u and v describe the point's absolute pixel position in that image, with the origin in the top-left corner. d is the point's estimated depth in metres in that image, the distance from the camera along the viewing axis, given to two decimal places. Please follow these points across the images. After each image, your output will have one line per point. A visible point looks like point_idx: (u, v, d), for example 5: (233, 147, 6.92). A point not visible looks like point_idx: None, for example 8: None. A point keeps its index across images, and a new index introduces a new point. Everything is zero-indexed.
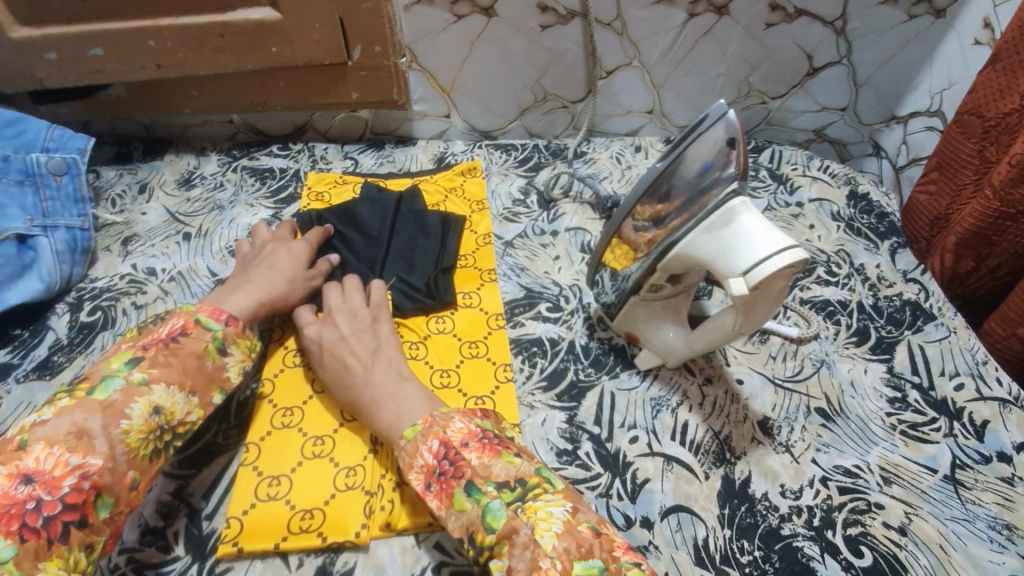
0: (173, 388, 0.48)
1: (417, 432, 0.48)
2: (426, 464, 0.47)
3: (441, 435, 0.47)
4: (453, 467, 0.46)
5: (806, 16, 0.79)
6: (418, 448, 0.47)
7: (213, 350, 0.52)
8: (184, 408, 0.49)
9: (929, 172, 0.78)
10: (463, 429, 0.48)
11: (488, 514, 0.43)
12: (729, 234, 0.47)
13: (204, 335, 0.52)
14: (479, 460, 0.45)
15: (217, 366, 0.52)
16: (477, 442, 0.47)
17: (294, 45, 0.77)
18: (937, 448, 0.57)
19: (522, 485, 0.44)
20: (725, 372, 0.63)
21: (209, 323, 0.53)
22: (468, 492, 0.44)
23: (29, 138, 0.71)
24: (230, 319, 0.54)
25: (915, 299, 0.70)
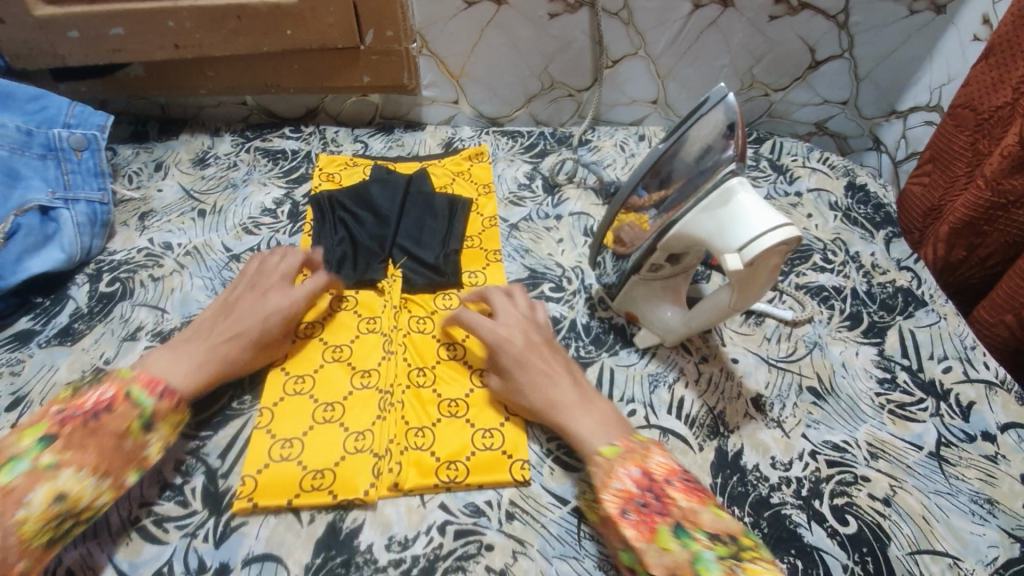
0: (84, 471, 0.46)
1: (617, 452, 0.49)
2: (625, 490, 0.47)
3: (643, 464, 0.48)
4: (658, 501, 0.46)
5: (809, 10, 0.81)
6: (615, 470, 0.48)
7: (137, 429, 0.49)
8: (92, 494, 0.46)
9: (923, 165, 0.80)
10: (665, 465, 0.49)
11: (698, 563, 0.42)
12: (726, 213, 0.49)
13: (130, 412, 0.49)
14: (688, 504, 0.46)
15: (137, 445, 0.49)
16: (680, 482, 0.48)
17: (308, 28, 0.79)
18: (923, 426, 0.59)
19: (736, 543, 0.44)
20: (721, 351, 0.65)
21: (140, 397, 0.50)
22: (677, 533, 0.44)
23: (51, 113, 0.73)
24: (165, 392, 0.51)
25: (907, 286, 0.72)
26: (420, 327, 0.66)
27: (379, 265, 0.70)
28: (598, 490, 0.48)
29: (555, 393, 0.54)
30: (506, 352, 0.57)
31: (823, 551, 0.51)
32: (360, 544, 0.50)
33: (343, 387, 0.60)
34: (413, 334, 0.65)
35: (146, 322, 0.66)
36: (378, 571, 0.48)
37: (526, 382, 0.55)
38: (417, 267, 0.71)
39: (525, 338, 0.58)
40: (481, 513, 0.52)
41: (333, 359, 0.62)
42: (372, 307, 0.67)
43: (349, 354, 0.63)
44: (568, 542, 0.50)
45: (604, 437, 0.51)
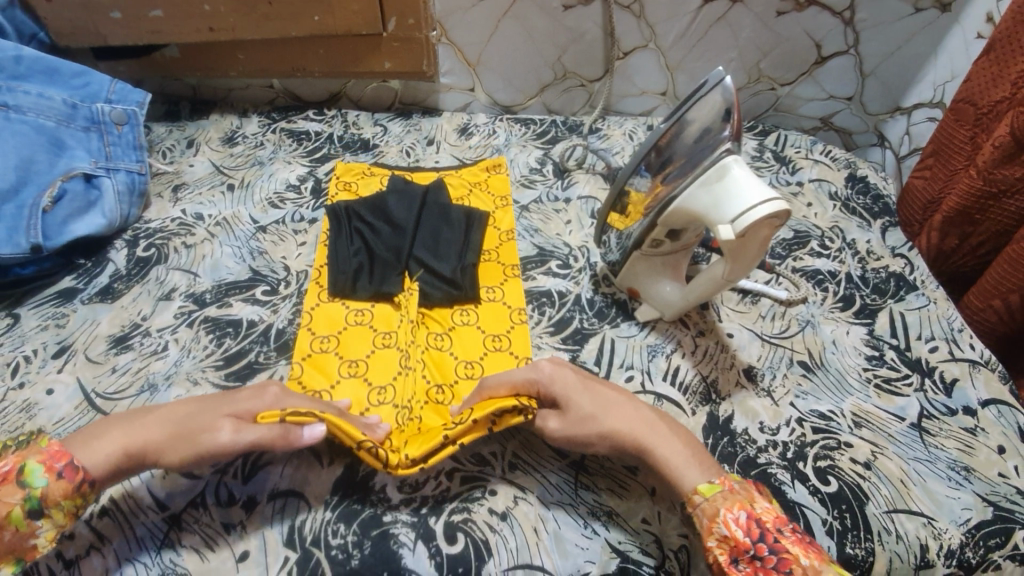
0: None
1: (717, 492, 0.48)
2: (733, 538, 0.46)
3: (749, 509, 0.47)
4: (775, 556, 0.44)
5: (816, 6, 0.84)
6: (719, 514, 0.47)
7: (19, 517, 0.45)
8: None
9: (925, 158, 0.83)
10: (771, 511, 0.47)
11: None
12: (720, 187, 0.52)
13: (14, 496, 0.45)
14: (811, 561, 0.44)
15: (21, 533, 0.46)
16: (792, 532, 0.46)
17: (335, 14, 0.83)
18: (906, 400, 0.63)
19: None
20: (717, 326, 0.69)
21: (33, 477, 0.46)
22: None
23: (94, 90, 0.78)
24: (63, 472, 0.47)
25: (900, 272, 0.75)
26: (437, 344, 0.68)
27: (396, 276, 0.72)
28: (706, 538, 0.47)
29: (627, 422, 0.53)
30: (561, 381, 0.55)
31: (805, 507, 0.54)
32: (374, 485, 0.55)
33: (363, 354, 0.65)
34: (431, 351, 0.67)
35: (179, 284, 0.71)
36: (391, 508, 0.53)
37: (592, 407, 0.53)
38: (433, 280, 0.72)
39: (571, 370, 0.57)
40: (486, 463, 0.56)
41: (351, 374, 0.64)
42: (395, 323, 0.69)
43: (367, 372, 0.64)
44: (565, 491, 0.55)
45: (699, 474, 0.50)
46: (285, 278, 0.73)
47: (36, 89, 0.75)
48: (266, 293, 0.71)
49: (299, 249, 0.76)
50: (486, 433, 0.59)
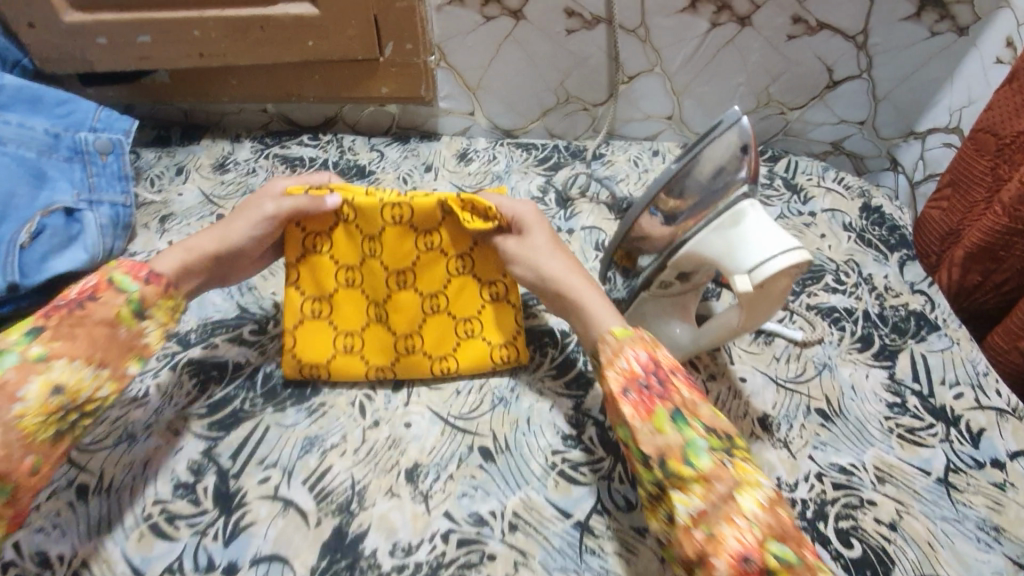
0: (78, 362, 0.49)
1: (629, 335, 0.52)
2: (630, 371, 0.50)
3: (651, 352, 0.51)
4: (662, 388, 0.49)
5: (827, 30, 0.81)
6: (625, 350, 0.51)
7: (128, 315, 0.52)
8: (94, 383, 0.49)
9: (942, 188, 0.80)
10: (670, 359, 0.52)
11: (690, 450, 0.46)
12: (736, 234, 0.49)
13: (117, 298, 0.52)
14: (689, 397, 0.49)
15: (133, 332, 0.52)
16: (682, 375, 0.51)
17: (330, 40, 0.80)
18: (931, 452, 0.59)
19: (727, 441, 0.47)
20: (729, 370, 0.65)
21: (125, 284, 0.52)
22: (674, 418, 0.47)
23: (77, 117, 0.75)
24: (149, 278, 0.54)
25: (920, 310, 0.72)
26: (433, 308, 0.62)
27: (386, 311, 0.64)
28: (606, 368, 0.52)
29: (564, 265, 0.58)
30: (535, 217, 0.60)
31: None
32: (364, 549, 0.51)
33: (354, 401, 0.61)
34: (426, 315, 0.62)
35: None
36: None
37: (543, 245, 0.59)
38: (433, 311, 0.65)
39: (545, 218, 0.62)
40: (485, 523, 0.53)
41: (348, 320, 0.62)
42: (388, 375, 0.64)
43: (363, 343, 0.62)
44: (570, 555, 0.51)
45: (616, 320, 0.54)
46: (274, 316, 0.69)
47: (17, 120, 0.73)
48: (253, 332, 0.67)
49: None
50: (485, 489, 0.55)
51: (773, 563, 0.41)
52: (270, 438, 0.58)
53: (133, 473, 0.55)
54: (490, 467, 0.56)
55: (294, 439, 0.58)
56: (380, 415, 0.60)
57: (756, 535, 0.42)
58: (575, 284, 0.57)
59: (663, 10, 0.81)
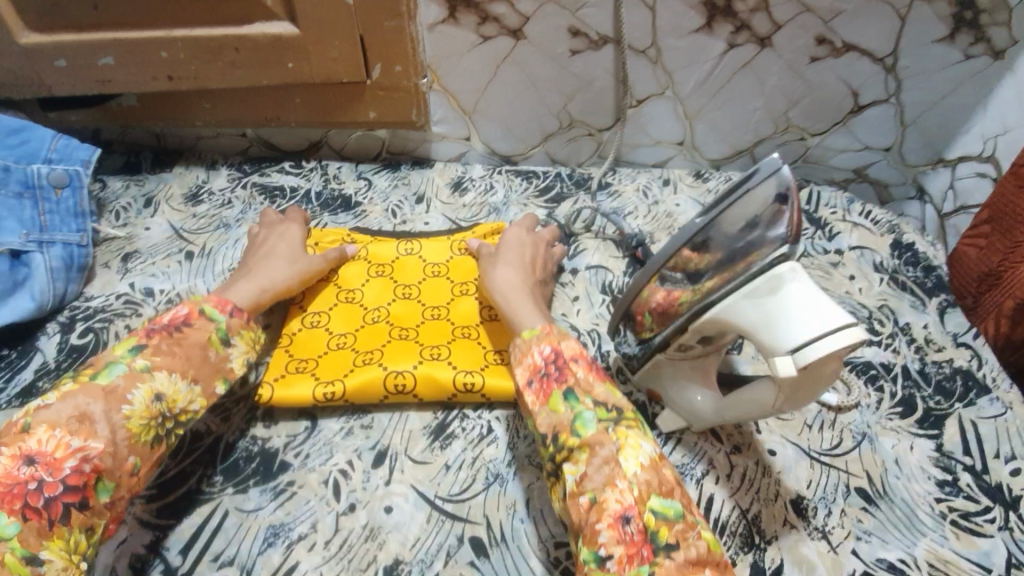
0: (175, 376, 0.49)
1: (535, 335, 0.52)
2: (534, 364, 0.51)
3: (556, 344, 0.51)
4: (558, 372, 0.49)
5: (855, 52, 0.74)
6: (530, 348, 0.52)
7: (216, 340, 0.52)
8: (187, 397, 0.49)
9: (979, 224, 0.72)
10: (576, 348, 0.51)
11: (578, 422, 0.47)
12: (775, 304, 0.41)
13: (207, 326, 0.52)
14: (585, 376, 0.49)
15: (221, 357, 0.52)
16: (585, 361, 0.50)
17: (312, 62, 0.73)
18: (990, 543, 0.51)
19: (618, 412, 0.47)
20: (755, 441, 0.57)
21: (214, 314, 0.52)
22: (566, 397, 0.48)
23: (32, 147, 0.68)
24: (234, 310, 0.54)
25: (967, 367, 0.64)
26: (400, 335, 0.62)
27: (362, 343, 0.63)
28: (515, 365, 0.52)
29: (512, 271, 0.63)
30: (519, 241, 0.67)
31: None
32: None
33: (327, 479, 0.53)
34: (395, 341, 0.62)
35: None
36: None
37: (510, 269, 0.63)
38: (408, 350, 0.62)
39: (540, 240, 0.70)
40: None
41: (339, 346, 0.62)
42: (367, 432, 0.57)
43: (355, 339, 0.62)
44: None
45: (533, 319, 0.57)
46: (242, 372, 0.62)
47: None
48: None
49: (262, 334, 0.66)
50: None
51: (650, 520, 0.41)
52: (228, 527, 0.50)
53: None
54: (483, 564, 0.49)
55: (256, 529, 0.50)
56: (357, 497, 0.52)
57: (635, 495, 0.42)
58: (511, 286, 0.61)
59: (675, 30, 0.74)
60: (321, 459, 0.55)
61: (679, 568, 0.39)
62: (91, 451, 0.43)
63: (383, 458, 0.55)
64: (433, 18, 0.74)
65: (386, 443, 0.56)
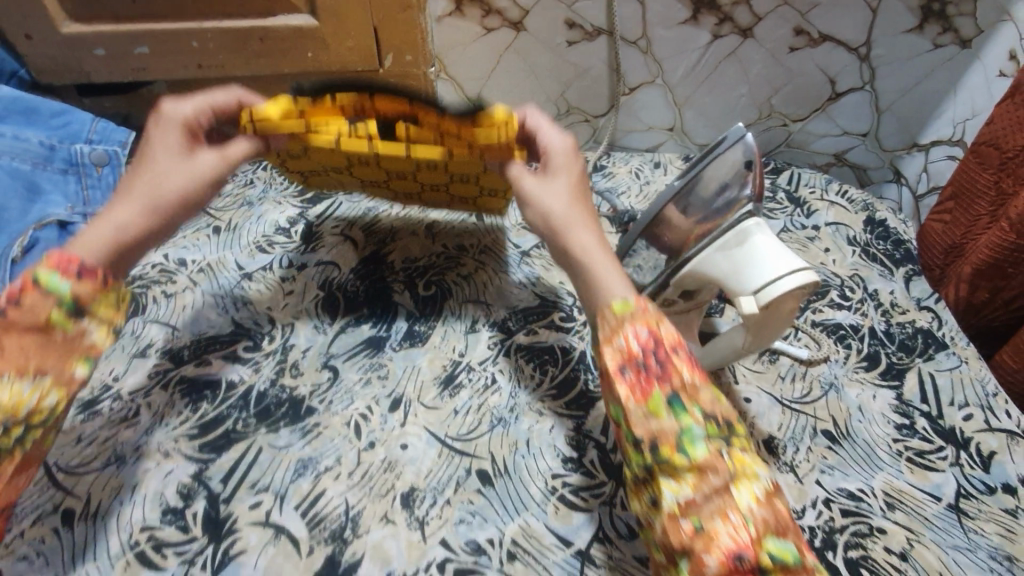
0: (10, 377, 0.42)
1: (629, 311, 0.47)
2: (628, 349, 0.46)
3: (653, 327, 0.46)
4: (660, 366, 0.45)
5: (831, 42, 0.79)
6: (625, 327, 0.47)
7: (61, 318, 0.44)
8: (35, 394, 0.43)
9: (944, 201, 0.79)
10: (674, 334, 0.47)
11: (685, 436, 0.42)
12: (741, 255, 0.48)
13: (45, 302, 0.44)
14: (690, 379, 0.45)
15: (76, 332, 0.45)
16: (685, 353, 0.46)
17: (329, 51, 0.79)
18: (942, 476, 0.58)
19: (727, 427, 0.44)
20: (733, 390, 0.64)
21: (53, 282, 0.44)
22: (671, 402, 0.43)
23: (74, 129, 0.75)
24: (82, 271, 0.46)
25: (928, 327, 0.70)
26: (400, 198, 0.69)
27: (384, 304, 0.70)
28: (604, 344, 0.48)
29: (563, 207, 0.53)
30: (566, 160, 0.55)
31: None
32: None
33: (350, 421, 0.60)
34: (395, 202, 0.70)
35: (157, 339, 0.67)
36: None
37: (557, 205, 0.53)
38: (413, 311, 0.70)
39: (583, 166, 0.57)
40: (482, 552, 0.51)
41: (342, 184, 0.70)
42: (384, 382, 0.63)
43: (358, 187, 0.69)
44: None
45: (622, 288, 0.49)
46: (269, 331, 0.68)
47: (11, 131, 0.71)
48: (248, 349, 0.66)
49: (286, 299, 0.71)
50: (483, 515, 0.53)
51: (767, 562, 0.38)
52: (262, 461, 0.56)
53: (120, 498, 0.54)
54: (489, 491, 0.55)
55: (288, 462, 0.56)
56: (376, 436, 0.59)
57: (751, 532, 0.39)
58: (571, 216, 0.53)
59: (664, 21, 0.80)
60: (344, 405, 0.61)
61: None
62: None
63: (399, 404, 0.61)
64: (441, 11, 0.81)
65: (401, 391, 0.62)
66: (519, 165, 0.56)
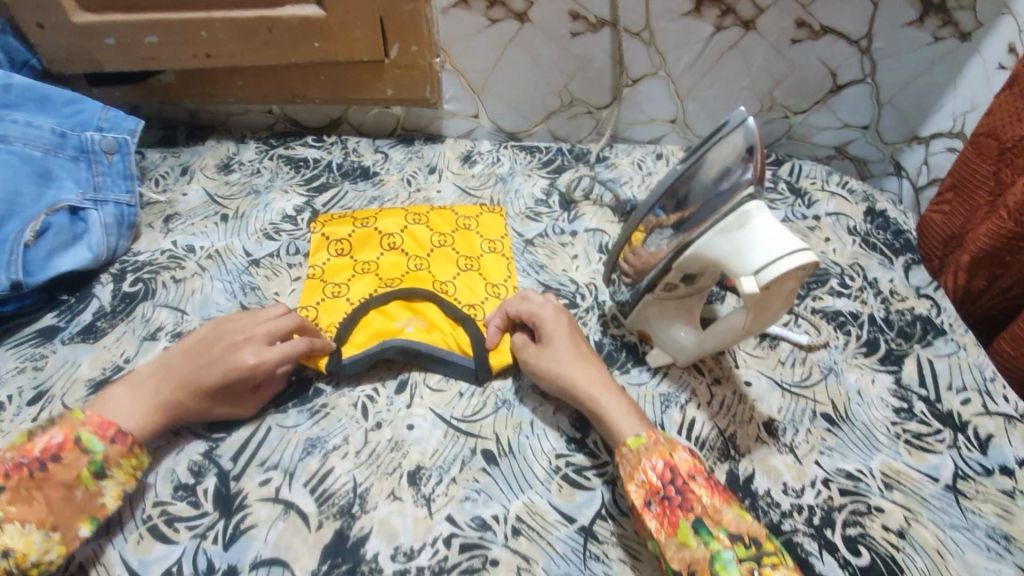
0: (30, 526, 0.46)
1: (642, 445, 0.51)
2: (649, 483, 0.50)
3: (668, 458, 0.50)
4: (680, 497, 0.48)
5: (833, 34, 0.80)
6: (641, 462, 0.51)
7: (87, 476, 0.49)
8: (41, 547, 0.46)
9: (944, 192, 0.79)
10: (689, 461, 0.50)
11: (717, 562, 0.45)
12: (743, 237, 0.49)
13: (78, 461, 0.49)
14: (711, 502, 0.48)
15: (89, 493, 0.49)
16: (703, 478, 0.49)
17: (335, 42, 0.80)
18: (939, 458, 0.59)
19: (757, 547, 0.46)
20: (734, 374, 0.65)
21: (91, 444, 0.49)
22: (696, 527, 0.46)
23: (85, 117, 0.75)
24: (117, 436, 0.50)
25: (926, 314, 0.71)
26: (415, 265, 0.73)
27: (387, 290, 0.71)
28: (626, 481, 0.51)
29: (584, 368, 0.58)
30: (555, 324, 0.61)
31: None
32: (366, 553, 0.51)
33: (357, 402, 0.61)
34: (411, 271, 0.73)
35: (166, 323, 0.68)
36: None
37: (562, 351, 0.59)
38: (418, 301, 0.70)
39: (570, 319, 0.63)
40: (488, 528, 0.52)
41: (364, 272, 0.72)
42: (391, 365, 0.64)
43: (377, 266, 0.73)
44: (574, 561, 0.51)
45: (632, 428, 0.54)
46: None
47: (24, 117, 0.72)
48: None
49: (293, 284, 0.73)
50: (488, 492, 0.55)
51: None
52: (272, 439, 0.58)
53: None
54: (494, 470, 0.56)
55: (297, 440, 0.58)
56: (383, 416, 0.60)
57: None
58: (591, 381, 0.57)
59: (667, 14, 0.81)
60: (352, 386, 0.62)
61: None
62: None
63: (406, 386, 0.62)
64: (446, 2, 0.81)
65: (407, 372, 0.64)
66: (521, 340, 0.62)
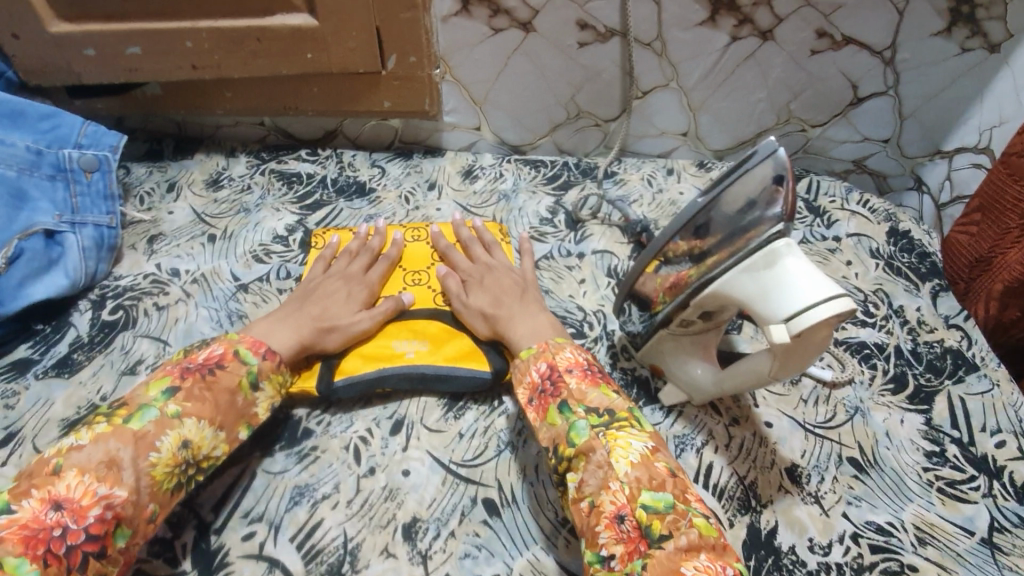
0: (204, 422, 0.48)
1: (532, 353, 0.54)
2: (532, 381, 0.52)
3: (550, 359, 0.53)
4: (552, 386, 0.51)
5: (854, 45, 0.76)
6: (527, 368, 0.53)
7: (246, 385, 0.51)
8: (211, 444, 0.48)
9: (971, 212, 0.75)
10: (570, 359, 0.53)
11: (572, 431, 0.47)
12: (770, 278, 0.45)
13: (239, 369, 0.51)
14: (577, 385, 0.50)
15: (248, 402, 0.51)
16: (580, 371, 0.51)
17: (329, 52, 0.75)
18: (975, 509, 0.54)
19: (610, 414, 0.48)
20: (753, 414, 0.60)
21: (248, 357, 0.52)
22: (560, 408, 0.49)
23: (63, 132, 0.71)
24: (268, 353, 0.53)
25: (957, 347, 0.67)
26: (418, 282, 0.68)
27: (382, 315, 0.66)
28: (515, 385, 0.54)
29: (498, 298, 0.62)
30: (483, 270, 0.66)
31: None
32: None
33: (349, 445, 0.56)
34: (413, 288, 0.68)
35: (147, 355, 0.64)
36: None
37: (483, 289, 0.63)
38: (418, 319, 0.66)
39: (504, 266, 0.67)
40: None
41: None
42: (386, 403, 0.60)
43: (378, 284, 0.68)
44: None
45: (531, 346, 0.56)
46: None
47: None
48: None
49: None
50: (489, 549, 0.50)
51: (642, 516, 0.42)
52: (256, 487, 0.54)
53: None
54: (495, 522, 0.52)
55: (283, 489, 0.53)
56: (377, 461, 0.55)
57: (627, 494, 0.43)
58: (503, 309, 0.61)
59: (680, 23, 0.76)
60: (343, 427, 0.58)
61: (669, 556, 0.40)
62: (114, 499, 0.43)
63: (401, 426, 0.58)
64: (447, 10, 0.77)
65: (403, 412, 0.59)
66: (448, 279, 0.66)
